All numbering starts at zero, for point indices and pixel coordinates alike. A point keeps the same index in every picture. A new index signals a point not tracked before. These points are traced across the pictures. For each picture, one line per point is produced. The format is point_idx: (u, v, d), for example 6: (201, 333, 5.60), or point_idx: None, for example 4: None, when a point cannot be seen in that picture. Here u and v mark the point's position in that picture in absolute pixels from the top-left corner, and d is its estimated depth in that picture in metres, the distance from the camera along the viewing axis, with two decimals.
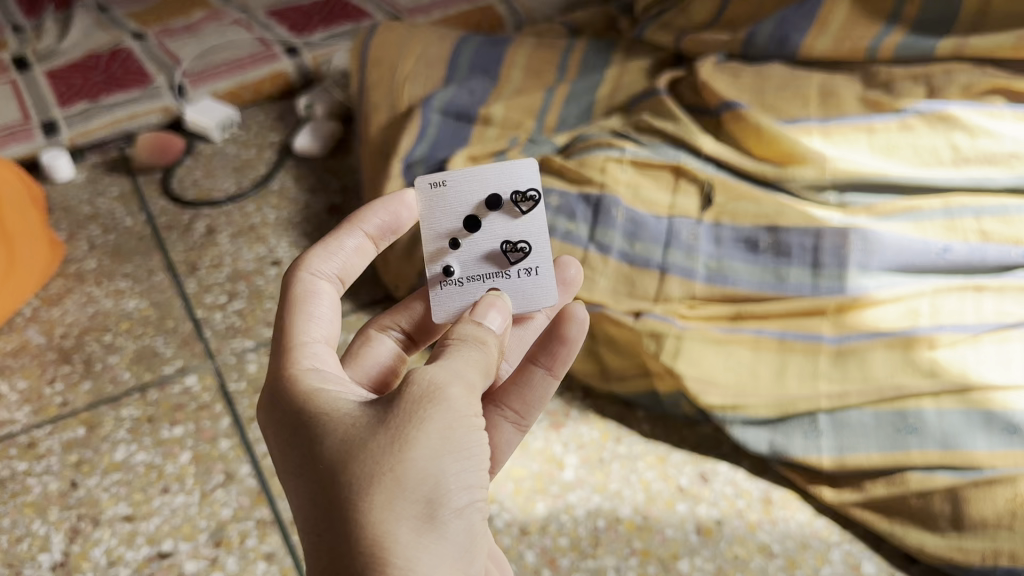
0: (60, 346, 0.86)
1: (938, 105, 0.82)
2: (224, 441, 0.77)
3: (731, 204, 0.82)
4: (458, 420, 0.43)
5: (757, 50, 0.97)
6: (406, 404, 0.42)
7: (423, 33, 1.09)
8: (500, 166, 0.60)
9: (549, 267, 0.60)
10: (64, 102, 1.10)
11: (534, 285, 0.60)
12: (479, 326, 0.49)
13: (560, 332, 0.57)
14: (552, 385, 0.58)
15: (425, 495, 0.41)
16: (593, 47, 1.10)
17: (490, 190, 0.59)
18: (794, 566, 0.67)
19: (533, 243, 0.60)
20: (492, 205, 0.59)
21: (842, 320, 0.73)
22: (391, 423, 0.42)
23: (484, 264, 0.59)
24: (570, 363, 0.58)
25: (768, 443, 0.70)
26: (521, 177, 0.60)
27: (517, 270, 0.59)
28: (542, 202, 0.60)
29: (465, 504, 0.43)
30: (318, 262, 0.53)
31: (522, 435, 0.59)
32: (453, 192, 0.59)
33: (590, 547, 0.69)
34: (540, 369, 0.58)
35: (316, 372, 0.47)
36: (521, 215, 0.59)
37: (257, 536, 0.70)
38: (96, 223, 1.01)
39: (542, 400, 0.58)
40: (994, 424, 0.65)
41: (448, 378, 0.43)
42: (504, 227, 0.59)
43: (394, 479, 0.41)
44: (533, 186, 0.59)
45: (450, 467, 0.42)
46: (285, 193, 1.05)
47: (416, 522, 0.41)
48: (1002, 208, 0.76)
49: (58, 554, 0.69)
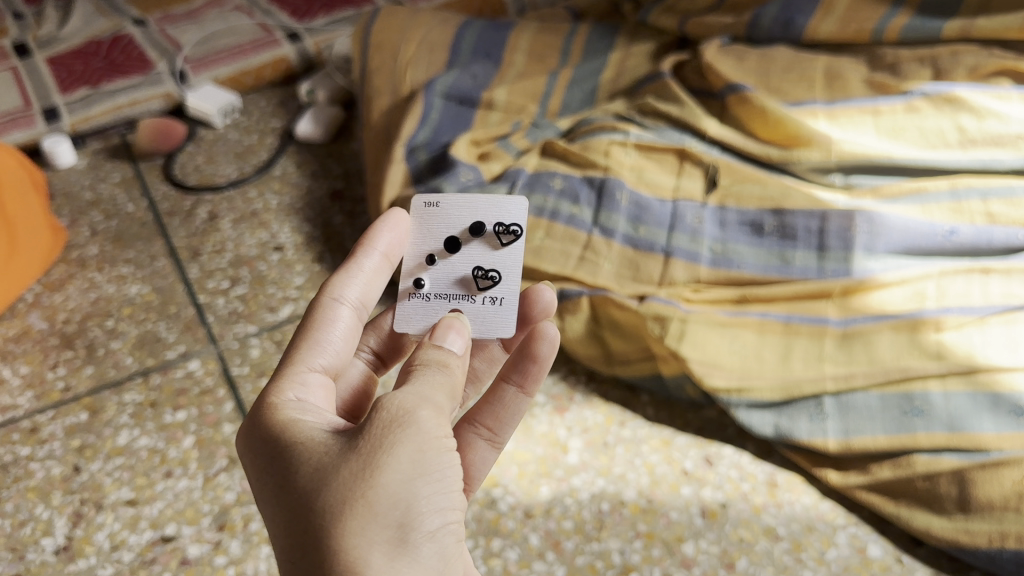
0: (63, 331, 0.86)
1: (944, 87, 0.82)
2: (228, 426, 0.77)
3: (736, 186, 0.82)
4: (429, 442, 0.42)
5: (762, 32, 0.97)
6: (376, 430, 0.42)
7: (426, 17, 1.08)
8: (495, 199, 0.60)
9: (515, 300, 0.57)
10: (64, 88, 1.09)
11: (495, 314, 0.57)
12: (442, 348, 0.48)
13: (531, 350, 0.56)
14: (524, 402, 0.58)
15: (397, 519, 0.41)
16: (596, 31, 1.09)
17: (478, 218, 0.59)
18: (800, 549, 0.67)
19: (503, 273, 0.58)
20: (475, 232, 0.59)
21: (848, 303, 0.73)
22: (361, 450, 0.41)
23: (454, 285, 0.58)
24: (542, 379, 0.57)
25: (773, 426, 0.70)
26: (509, 212, 0.59)
27: (483, 296, 0.58)
28: (524, 238, 0.58)
29: (438, 527, 0.43)
30: (339, 287, 0.54)
31: (497, 454, 0.59)
32: (444, 215, 0.60)
33: (595, 530, 0.69)
34: (512, 387, 0.57)
35: (297, 402, 0.47)
36: (500, 246, 0.58)
37: (260, 519, 0.70)
38: (97, 209, 1.00)
39: (516, 417, 0.58)
40: (1001, 406, 0.64)
41: (417, 401, 0.43)
42: (482, 253, 0.58)
43: (366, 505, 0.40)
44: (517, 221, 0.58)
45: (422, 489, 0.42)
46: (288, 178, 1.05)
47: (389, 547, 0.41)
48: (1010, 190, 0.75)
49: (62, 539, 0.69)
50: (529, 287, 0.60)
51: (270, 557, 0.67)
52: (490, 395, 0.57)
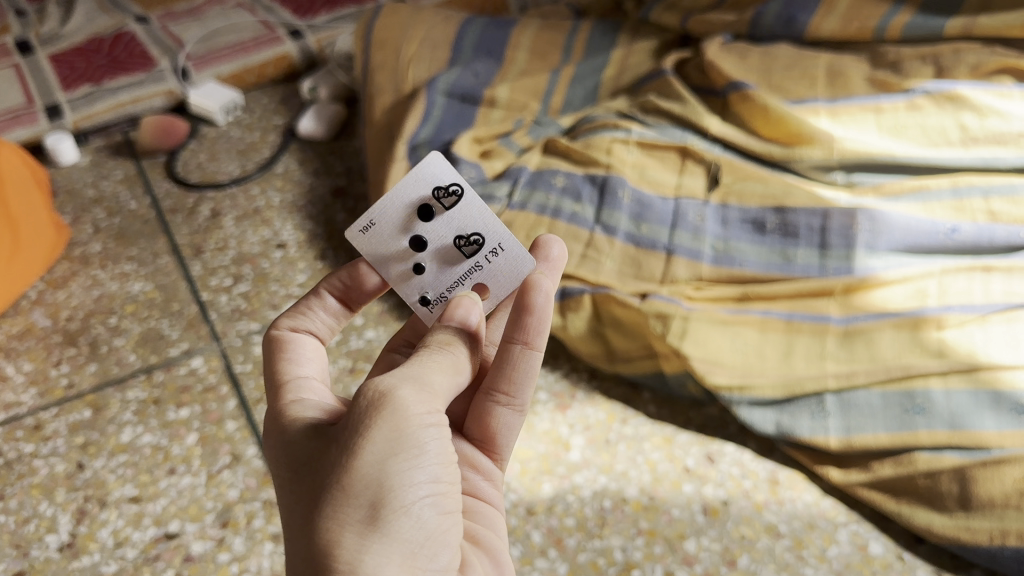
0: (66, 329, 0.86)
1: (946, 85, 0.82)
2: (230, 423, 0.77)
3: (738, 184, 0.82)
4: (408, 421, 0.42)
5: (763, 30, 0.97)
6: (354, 416, 0.42)
7: (428, 14, 1.08)
8: (407, 173, 0.53)
9: (511, 237, 0.54)
10: (67, 85, 1.10)
11: (506, 262, 0.55)
12: (449, 327, 0.49)
13: (525, 303, 0.50)
14: (535, 357, 0.52)
15: (370, 499, 0.41)
16: (599, 28, 1.09)
17: (416, 203, 0.53)
18: (802, 546, 0.67)
19: (484, 228, 0.54)
20: (422, 216, 0.53)
21: (850, 301, 0.73)
22: (342, 436, 0.42)
23: (453, 269, 0.54)
24: (547, 330, 0.51)
25: (775, 423, 0.70)
26: (434, 174, 0.52)
27: (483, 255, 0.54)
28: (467, 187, 0.53)
29: (416, 501, 0.42)
30: (287, 321, 0.54)
31: (524, 415, 0.55)
32: (386, 228, 0.53)
33: (597, 528, 0.69)
34: (517, 345, 0.51)
35: (298, 401, 0.48)
36: (452, 210, 0.53)
37: (264, 517, 0.70)
38: (100, 206, 1.01)
39: (530, 372, 0.53)
40: (1003, 404, 0.64)
41: (399, 383, 0.43)
42: (447, 229, 0.53)
43: (340, 488, 0.41)
44: (453, 178, 0.53)
45: (397, 467, 0.41)
46: (290, 176, 1.05)
47: (361, 527, 0.40)
48: (1011, 188, 0.76)
49: (66, 535, 0.69)
50: (536, 238, 0.56)
51: (275, 553, 0.68)
52: (501, 356, 0.52)
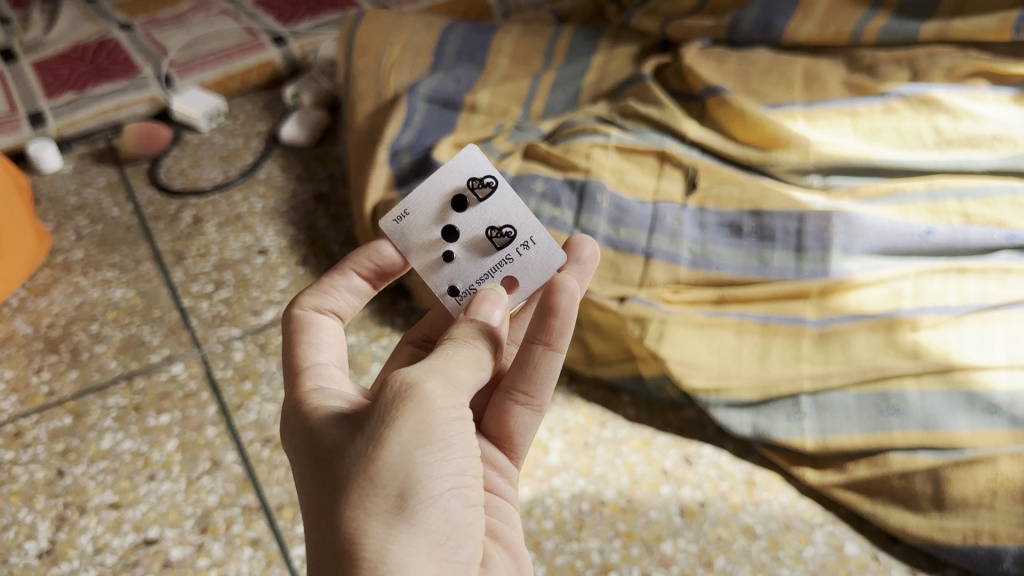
0: (47, 336, 0.86)
1: (921, 89, 0.83)
2: (210, 429, 0.77)
3: (715, 188, 0.83)
4: (434, 414, 0.42)
5: (741, 35, 0.97)
6: (380, 406, 0.42)
7: (409, 19, 1.09)
8: (444, 165, 0.54)
9: (543, 231, 0.56)
10: (51, 93, 1.10)
11: (537, 256, 0.56)
12: (474, 321, 0.49)
13: (550, 304, 0.50)
14: (557, 358, 0.52)
15: (397, 488, 0.41)
16: (580, 35, 1.10)
17: (451, 193, 0.54)
18: (778, 547, 0.68)
19: (517, 221, 0.55)
20: (457, 206, 0.54)
21: (826, 303, 0.73)
22: (367, 425, 0.42)
23: (485, 261, 0.55)
24: (570, 332, 0.51)
25: (751, 425, 0.70)
26: (470, 166, 0.54)
27: (514, 248, 0.55)
28: (501, 181, 0.55)
29: (442, 493, 0.42)
30: (311, 300, 0.53)
31: (543, 415, 0.56)
32: (420, 217, 0.54)
33: (574, 530, 0.69)
34: (539, 346, 0.52)
35: (318, 390, 0.47)
36: (485, 201, 0.55)
37: (243, 522, 0.70)
38: (83, 213, 1.01)
39: (551, 372, 0.53)
40: (976, 404, 0.65)
41: (425, 375, 0.43)
42: (480, 219, 0.55)
43: (367, 477, 0.41)
44: (489, 171, 0.54)
45: (424, 459, 0.41)
46: (273, 182, 1.05)
47: (387, 516, 0.41)
48: (985, 190, 0.76)
49: (45, 542, 0.69)
50: (569, 239, 0.59)
51: (253, 558, 0.68)
52: (523, 356, 0.53)
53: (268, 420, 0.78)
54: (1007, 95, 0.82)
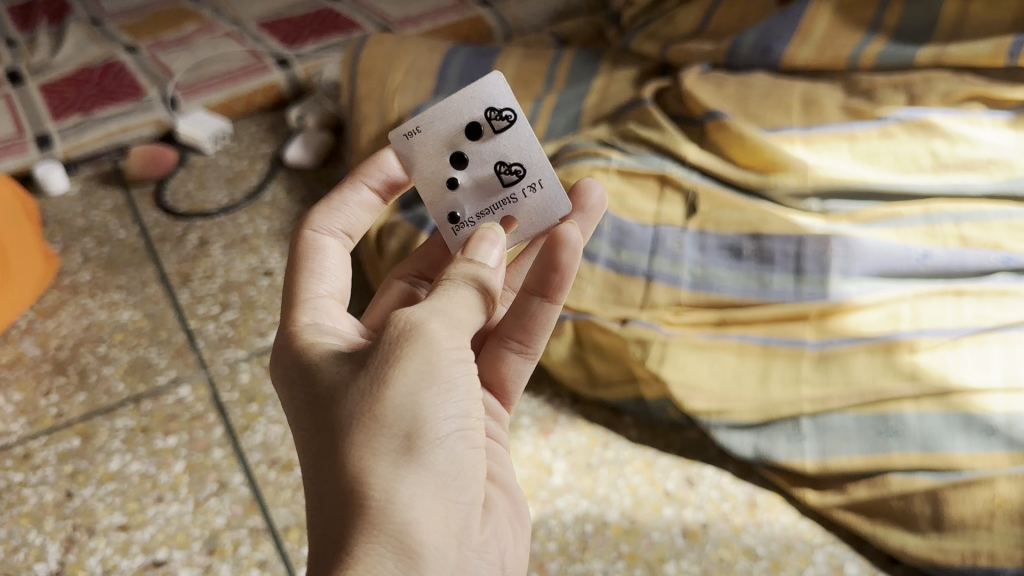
0: (55, 357, 0.87)
1: (918, 113, 0.84)
2: (217, 451, 0.78)
3: (716, 212, 0.83)
4: (438, 354, 0.43)
5: (740, 60, 0.99)
6: (384, 346, 0.43)
7: (412, 44, 1.11)
8: (466, 89, 0.55)
9: (552, 176, 0.57)
10: (58, 116, 1.11)
11: (541, 200, 0.58)
12: (472, 262, 0.49)
13: (553, 260, 0.54)
14: (554, 310, 0.57)
15: (404, 428, 0.42)
16: (580, 58, 1.12)
17: (467, 119, 0.55)
18: (779, 568, 0.68)
19: (528, 162, 0.57)
20: (471, 134, 0.55)
21: (825, 325, 0.74)
22: (370, 365, 0.43)
23: (489, 196, 0.57)
24: (568, 287, 0.55)
25: (752, 446, 0.72)
26: (491, 96, 0.55)
27: (521, 188, 0.57)
28: (519, 117, 0.56)
29: (448, 434, 0.43)
30: (320, 220, 0.55)
31: (534, 362, 0.61)
32: (431, 135, 0.55)
33: (578, 552, 0.70)
34: (538, 298, 0.56)
35: (313, 326, 0.49)
36: (501, 134, 0.56)
37: (250, 543, 0.71)
38: (90, 235, 1.02)
39: (546, 322, 0.58)
40: (974, 426, 0.66)
41: (428, 316, 0.44)
42: (492, 150, 0.56)
43: (373, 417, 0.42)
44: (509, 105, 0.55)
45: (429, 400, 0.43)
46: (278, 204, 1.06)
47: (395, 455, 0.42)
48: (981, 214, 0.77)
49: (54, 564, 0.70)
50: (577, 184, 0.62)
51: None
52: (521, 308, 0.57)
53: (274, 442, 0.79)
54: (1003, 119, 0.83)
